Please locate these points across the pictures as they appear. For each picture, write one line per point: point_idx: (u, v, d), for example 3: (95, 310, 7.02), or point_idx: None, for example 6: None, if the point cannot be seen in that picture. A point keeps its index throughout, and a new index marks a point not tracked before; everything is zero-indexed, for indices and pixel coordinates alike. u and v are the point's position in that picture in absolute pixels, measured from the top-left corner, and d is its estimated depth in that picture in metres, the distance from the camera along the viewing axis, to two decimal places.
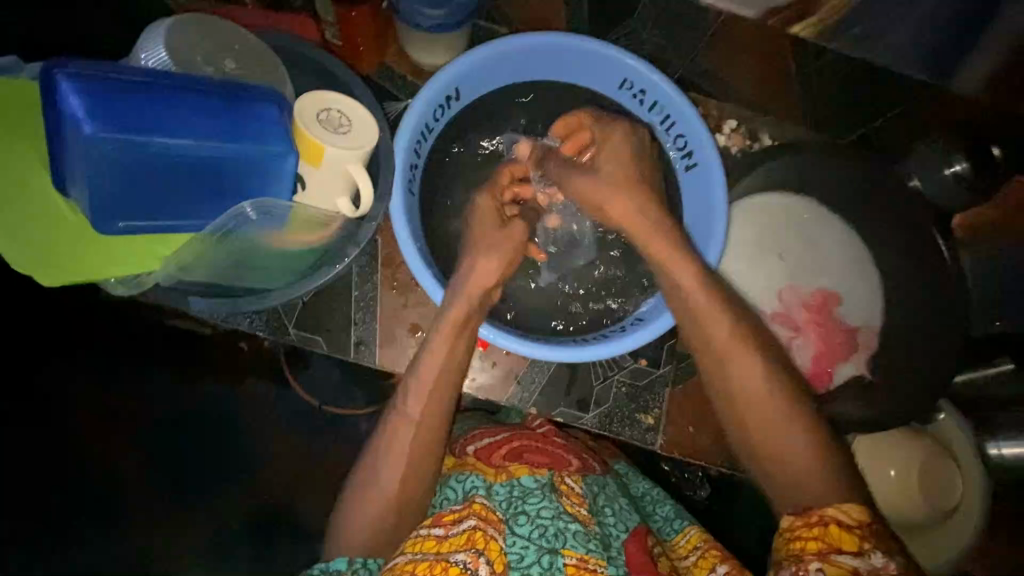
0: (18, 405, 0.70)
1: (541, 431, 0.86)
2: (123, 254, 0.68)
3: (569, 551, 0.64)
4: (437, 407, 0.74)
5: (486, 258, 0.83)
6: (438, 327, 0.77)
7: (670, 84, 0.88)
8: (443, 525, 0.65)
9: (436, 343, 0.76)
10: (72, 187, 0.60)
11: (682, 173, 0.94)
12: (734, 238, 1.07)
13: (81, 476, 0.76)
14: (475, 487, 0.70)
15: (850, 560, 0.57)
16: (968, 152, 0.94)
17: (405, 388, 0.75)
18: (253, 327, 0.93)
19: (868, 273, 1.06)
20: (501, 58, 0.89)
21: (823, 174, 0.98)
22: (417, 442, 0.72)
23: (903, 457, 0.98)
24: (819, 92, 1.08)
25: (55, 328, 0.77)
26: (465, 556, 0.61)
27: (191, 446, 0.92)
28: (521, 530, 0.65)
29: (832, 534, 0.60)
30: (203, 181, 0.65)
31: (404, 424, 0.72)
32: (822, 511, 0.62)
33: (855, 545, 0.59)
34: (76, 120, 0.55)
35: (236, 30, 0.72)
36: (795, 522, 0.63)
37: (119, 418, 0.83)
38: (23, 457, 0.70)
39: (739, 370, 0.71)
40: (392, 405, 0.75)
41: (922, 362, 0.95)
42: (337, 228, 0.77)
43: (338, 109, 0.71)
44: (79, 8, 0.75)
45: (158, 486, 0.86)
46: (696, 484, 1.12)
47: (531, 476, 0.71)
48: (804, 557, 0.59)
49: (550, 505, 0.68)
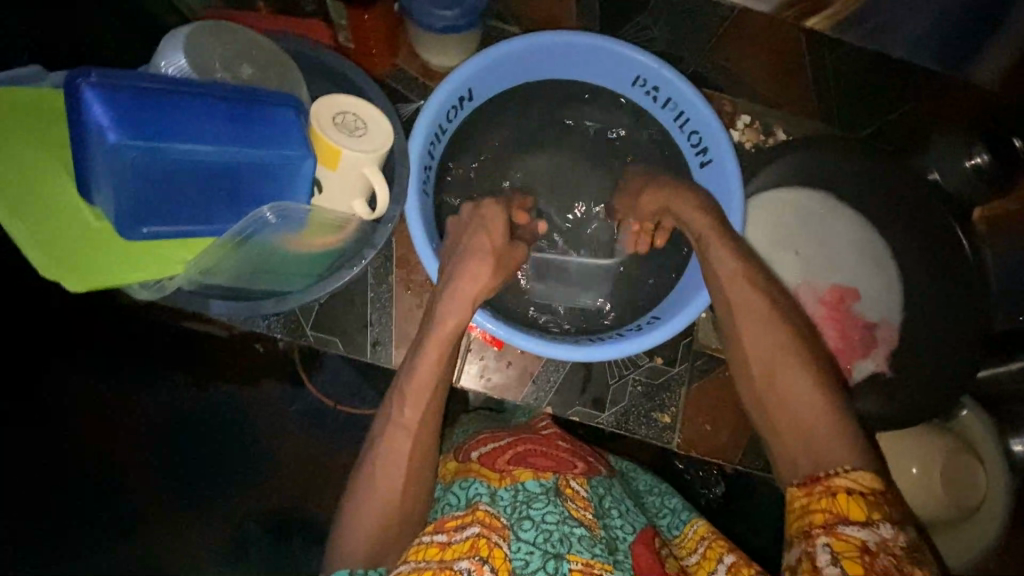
0: (18, 405, 0.69)
1: (545, 434, 0.86)
2: (148, 257, 0.68)
3: (574, 556, 0.64)
4: (428, 413, 0.74)
5: (473, 258, 0.80)
6: (430, 334, 0.77)
7: (684, 80, 0.88)
8: (446, 532, 0.66)
9: (422, 358, 0.76)
10: (97, 194, 0.61)
11: (698, 170, 0.93)
12: (750, 233, 1.05)
13: (81, 476, 0.77)
14: (479, 494, 0.70)
15: (857, 533, 0.56)
16: (988, 143, 0.93)
17: (396, 398, 0.75)
18: (270, 329, 0.94)
19: (884, 267, 1.04)
20: (515, 58, 0.89)
21: (837, 169, 0.98)
22: (414, 450, 0.73)
23: (918, 461, 0.97)
24: (833, 86, 1.06)
25: (56, 328, 0.77)
26: (469, 563, 0.61)
27: (191, 446, 0.95)
28: (526, 534, 0.66)
29: (838, 504, 0.59)
30: (224, 186, 0.65)
31: (401, 433, 0.73)
32: (830, 480, 0.60)
33: (862, 514, 0.57)
34: (101, 129, 0.56)
35: (253, 37, 0.73)
36: (799, 493, 0.62)
37: (118, 417, 0.85)
38: (21, 457, 0.69)
39: (744, 376, 0.72)
40: (383, 415, 0.76)
41: (931, 360, 0.98)
42: (352, 230, 0.77)
43: (353, 112, 0.72)
44: (78, 7, 0.73)
45: (161, 488, 0.88)
46: (711, 482, 1.11)
47: (535, 480, 0.72)
48: (812, 532, 0.58)
49: (555, 510, 0.68)
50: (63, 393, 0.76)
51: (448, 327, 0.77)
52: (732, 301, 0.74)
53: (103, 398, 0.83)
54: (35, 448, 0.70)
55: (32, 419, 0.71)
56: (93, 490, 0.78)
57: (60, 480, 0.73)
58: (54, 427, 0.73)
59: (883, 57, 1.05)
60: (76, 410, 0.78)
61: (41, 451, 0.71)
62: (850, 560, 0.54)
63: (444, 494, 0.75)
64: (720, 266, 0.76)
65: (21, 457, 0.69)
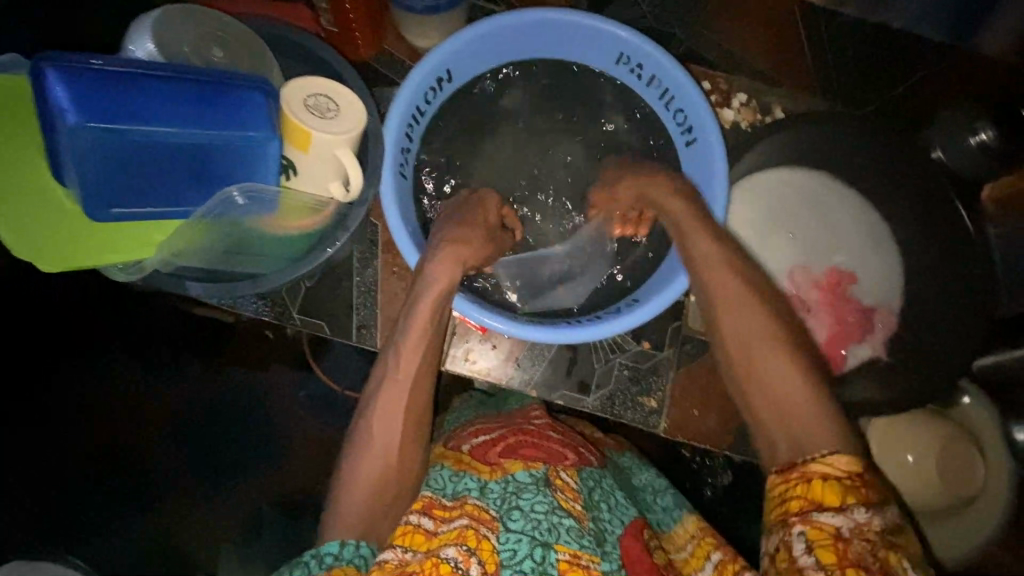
0: (19, 406, 0.78)
1: (538, 424, 0.84)
2: (109, 241, 0.69)
3: (562, 546, 0.63)
4: (421, 385, 0.75)
5: (457, 227, 0.81)
6: (423, 294, 0.76)
7: (668, 57, 0.85)
8: (433, 518, 0.66)
9: (414, 319, 0.75)
10: (66, 174, 0.63)
11: (683, 149, 0.92)
12: (738, 217, 1.00)
13: (81, 479, 0.87)
14: (468, 488, 0.70)
15: (830, 520, 0.56)
16: (994, 119, 0.90)
17: (391, 353, 0.76)
18: (258, 312, 0.96)
19: (885, 250, 1.00)
20: (493, 35, 0.87)
21: (836, 141, 0.93)
22: (410, 407, 0.73)
23: (921, 440, 0.94)
24: (834, 60, 1.03)
25: (56, 332, 0.82)
26: (456, 552, 0.61)
27: (193, 447, 0.99)
28: (515, 525, 0.65)
29: (813, 490, 0.58)
30: (189, 166, 0.67)
31: (395, 387, 0.74)
32: (805, 466, 0.60)
33: (838, 500, 0.57)
34: (60, 111, 0.58)
35: (221, 19, 0.74)
36: (777, 480, 0.62)
37: (115, 417, 0.92)
38: (21, 453, 0.80)
39: None
40: (377, 374, 0.76)
41: (936, 347, 0.92)
42: (329, 214, 0.79)
43: (325, 94, 0.72)
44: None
45: (162, 487, 0.95)
46: (716, 471, 1.09)
47: (526, 471, 0.71)
48: (788, 520, 0.58)
49: (544, 500, 0.67)
50: (69, 391, 0.85)
51: (437, 294, 0.76)
52: (729, 288, 0.71)
53: (104, 399, 0.90)
54: (34, 446, 0.81)
55: (33, 419, 0.81)
56: (93, 489, 0.88)
57: (60, 481, 0.84)
58: (53, 426, 0.83)
59: (885, 31, 1.01)
60: (77, 416, 0.86)
61: (44, 447, 0.83)
62: (824, 547, 0.54)
63: (434, 473, 0.74)
64: (719, 259, 0.74)
65: (22, 454, 0.80)
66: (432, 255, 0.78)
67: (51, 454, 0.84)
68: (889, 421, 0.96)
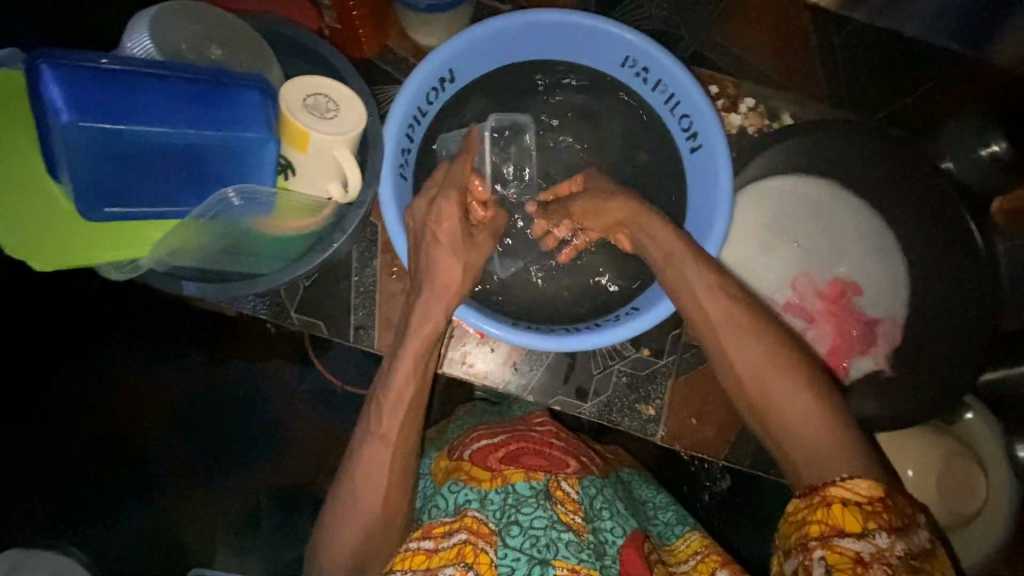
0: (19, 405, 0.76)
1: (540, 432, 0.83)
2: (102, 238, 0.68)
3: (561, 561, 0.63)
4: (414, 415, 0.72)
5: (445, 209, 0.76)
6: (406, 343, 0.74)
7: (675, 61, 0.84)
8: (434, 538, 0.66)
9: (403, 357, 0.74)
10: (61, 175, 0.62)
11: (688, 155, 0.90)
12: (740, 223, 0.99)
13: (82, 479, 0.84)
14: (468, 499, 0.68)
15: (851, 545, 0.54)
16: (1006, 130, 0.88)
17: (376, 403, 0.72)
18: (255, 310, 0.95)
19: (890, 261, 0.99)
20: (496, 37, 0.86)
21: (844, 150, 0.92)
22: (403, 436, 0.71)
23: (922, 461, 0.92)
24: (844, 66, 1.01)
25: (56, 330, 0.80)
26: (453, 570, 0.61)
27: (195, 444, 1.00)
28: (513, 541, 0.64)
29: (833, 514, 0.56)
30: (186, 165, 0.66)
31: (380, 447, 0.70)
32: (826, 491, 0.58)
33: (859, 526, 0.55)
34: (55, 110, 0.57)
35: (220, 17, 0.73)
36: (801, 504, 0.60)
37: (115, 414, 0.91)
38: (21, 452, 0.77)
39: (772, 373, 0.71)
40: (365, 420, 0.73)
41: (934, 364, 0.91)
42: (326, 213, 0.78)
43: (328, 95, 0.72)
44: None
45: (162, 489, 0.95)
46: (715, 475, 1.09)
47: (526, 482, 0.70)
48: (809, 545, 0.56)
49: (543, 515, 0.66)
50: (69, 391, 0.84)
51: (426, 335, 0.75)
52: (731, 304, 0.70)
53: (104, 399, 0.89)
54: (35, 445, 0.79)
55: (33, 418, 0.78)
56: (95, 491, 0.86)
57: (60, 481, 0.82)
58: (54, 426, 0.81)
59: (894, 37, 0.99)
60: (77, 415, 0.85)
61: (46, 446, 0.80)
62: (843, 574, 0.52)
63: (433, 496, 0.74)
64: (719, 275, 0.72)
65: (23, 454, 0.78)
66: (430, 254, 0.76)
67: (52, 454, 0.81)
68: (892, 436, 0.94)
